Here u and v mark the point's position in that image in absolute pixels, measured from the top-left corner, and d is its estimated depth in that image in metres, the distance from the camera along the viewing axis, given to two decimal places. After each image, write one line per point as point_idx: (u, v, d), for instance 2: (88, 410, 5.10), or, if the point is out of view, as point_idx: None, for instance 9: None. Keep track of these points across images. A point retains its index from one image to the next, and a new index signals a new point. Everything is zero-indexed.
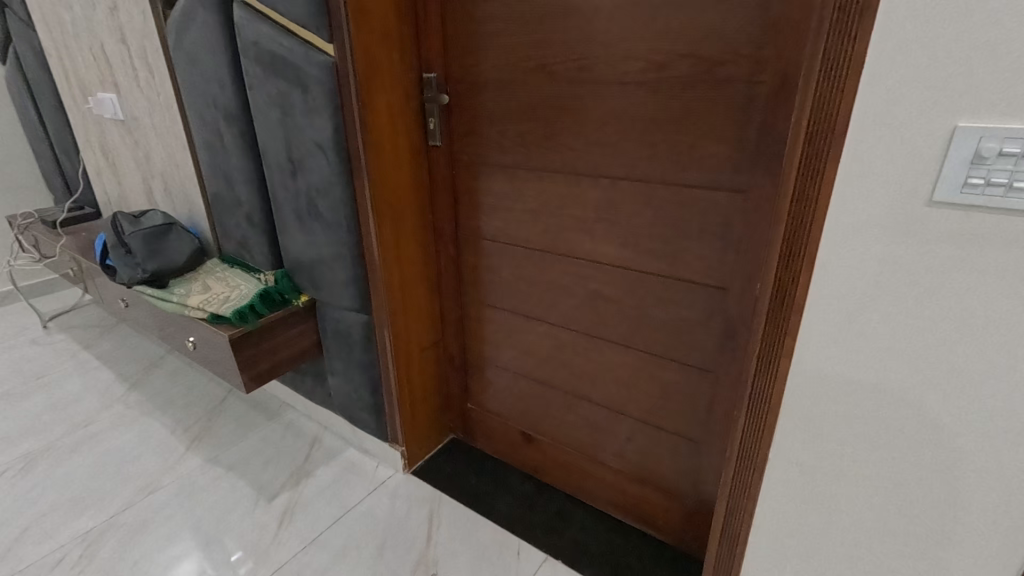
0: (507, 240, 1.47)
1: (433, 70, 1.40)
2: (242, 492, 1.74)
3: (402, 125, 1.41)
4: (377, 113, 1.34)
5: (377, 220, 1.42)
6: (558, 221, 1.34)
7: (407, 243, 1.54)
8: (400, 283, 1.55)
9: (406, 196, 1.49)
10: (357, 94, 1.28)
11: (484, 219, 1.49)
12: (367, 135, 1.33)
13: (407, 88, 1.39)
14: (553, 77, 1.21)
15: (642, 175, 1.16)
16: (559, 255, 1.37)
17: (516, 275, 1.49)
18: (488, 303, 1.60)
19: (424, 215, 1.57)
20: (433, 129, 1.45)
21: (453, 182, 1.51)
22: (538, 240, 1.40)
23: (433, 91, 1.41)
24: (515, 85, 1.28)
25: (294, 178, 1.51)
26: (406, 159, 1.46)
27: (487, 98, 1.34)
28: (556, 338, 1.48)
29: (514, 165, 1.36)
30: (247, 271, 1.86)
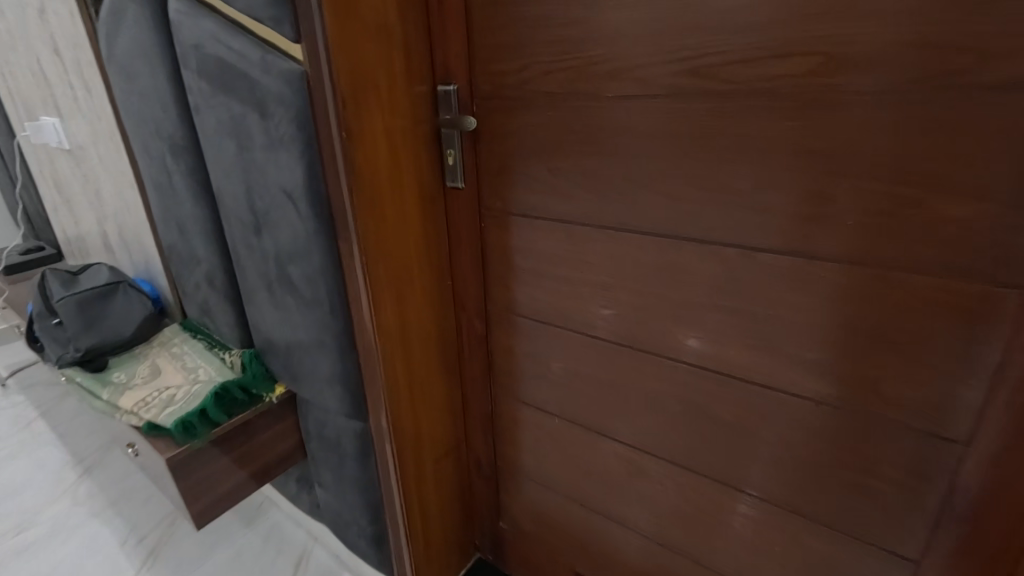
0: (562, 325, 1.02)
1: (452, 82, 0.95)
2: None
3: (407, 160, 0.96)
4: (371, 146, 0.90)
5: (374, 298, 0.98)
6: (646, 304, 0.89)
7: (417, 323, 1.09)
8: (408, 379, 1.10)
9: (415, 258, 1.04)
10: (339, 119, 0.84)
11: (526, 294, 1.04)
12: (357, 179, 0.89)
13: (415, 108, 0.95)
14: (643, 87, 0.76)
15: (804, 246, 0.71)
16: (646, 352, 0.93)
17: (573, 373, 1.04)
18: (531, 403, 1.14)
19: (441, 284, 1.12)
20: (453, 166, 1.01)
21: (481, 238, 1.06)
22: (612, 328, 0.95)
23: (452, 113, 0.97)
24: (578, 102, 0.83)
25: (258, 234, 1.07)
26: (416, 209, 1.01)
27: (536, 122, 0.89)
28: (634, 461, 1.04)
29: (575, 221, 0.91)
30: (211, 348, 1.43)
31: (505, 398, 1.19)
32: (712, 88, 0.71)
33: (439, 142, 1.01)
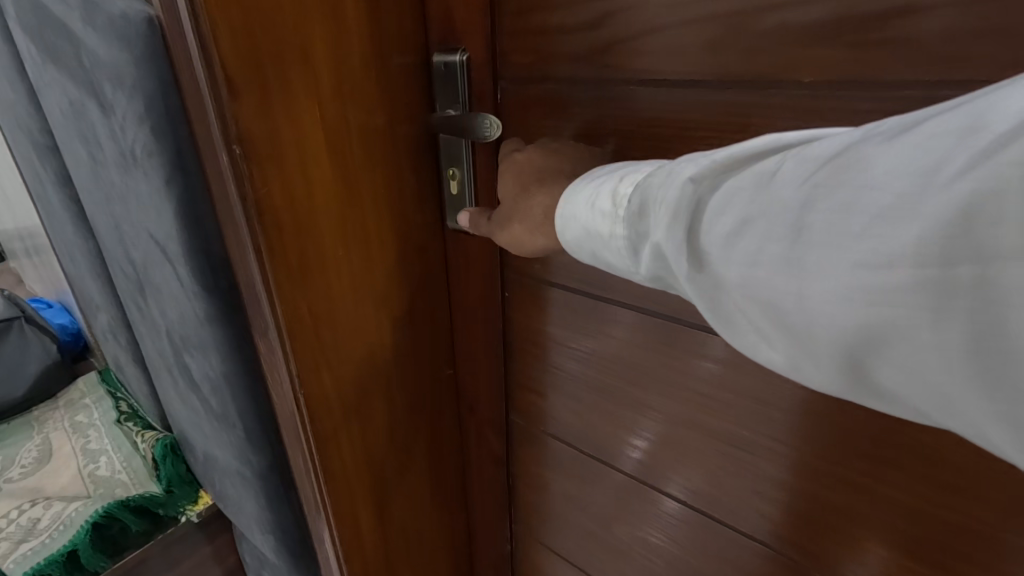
0: (632, 461, 0.64)
1: (462, 49, 0.51)
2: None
3: (374, 187, 0.53)
4: (301, 172, 0.47)
5: (314, 429, 0.57)
6: (798, 467, 0.52)
7: (398, 442, 0.68)
8: (382, 523, 0.70)
9: (393, 346, 0.62)
10: (225, 121, 0.41)
11: (577, 405, 0.66)
12: (271, 236, 0.46)
13: (390, 100, 0.52)
14: (889, 73, 0.35)
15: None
16: (782, 531, 0.57)
17: (645, 527, 0.68)
18: (578, 552, 0.76)
19: (437, 381, 0.70)
20: (459, 200, 0.58)
21: (507, 312, 0.65)
22: (726, 485, 0.58)
23: (461, 106, 0.53)
24: (720, 103, 0.42)
25: (142, 294, 0.66)
26: (391, 275, 0.59)
27: (619, 138, 0.47)
28: None
29: (676, 318, 0.53)
30: (125, 422, 1.04)
31: (530, 538, 0.80)
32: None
33: (435, 156, 0.58)
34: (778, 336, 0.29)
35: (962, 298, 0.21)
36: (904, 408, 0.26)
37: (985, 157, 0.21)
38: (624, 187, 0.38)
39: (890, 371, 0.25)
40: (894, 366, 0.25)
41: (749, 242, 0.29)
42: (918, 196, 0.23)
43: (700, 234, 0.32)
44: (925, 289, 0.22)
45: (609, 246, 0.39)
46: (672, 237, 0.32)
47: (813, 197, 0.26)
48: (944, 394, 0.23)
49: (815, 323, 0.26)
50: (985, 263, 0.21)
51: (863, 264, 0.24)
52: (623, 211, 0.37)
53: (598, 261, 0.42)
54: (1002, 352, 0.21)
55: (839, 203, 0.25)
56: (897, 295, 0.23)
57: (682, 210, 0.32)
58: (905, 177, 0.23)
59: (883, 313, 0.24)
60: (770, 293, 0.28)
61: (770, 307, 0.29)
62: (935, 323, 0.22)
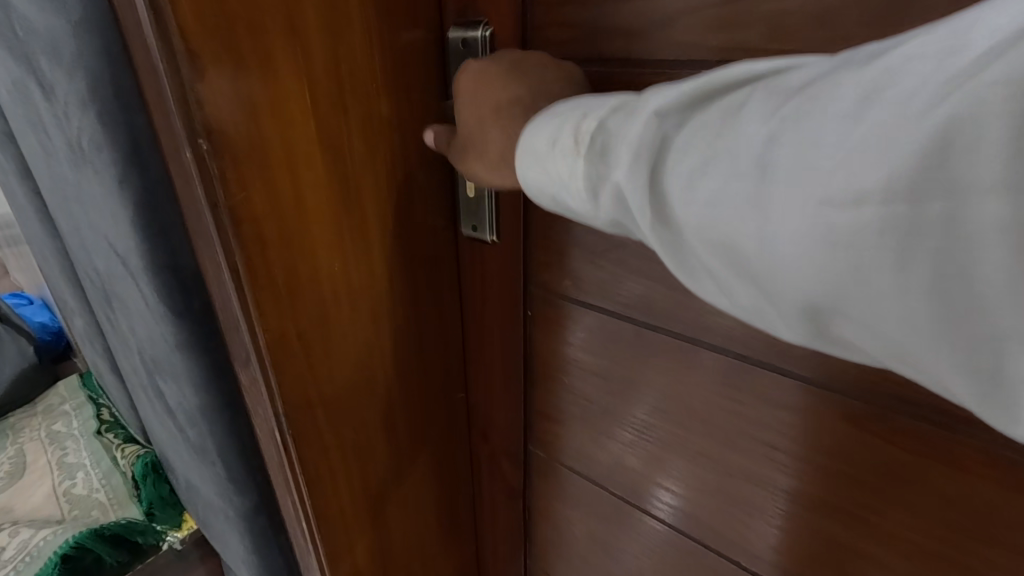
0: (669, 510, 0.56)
1: (485, 20, 0.42)
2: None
3: (375, 189, 0.44)
4: (289, 176, 0.38)
5: (308, 477, 0.48)
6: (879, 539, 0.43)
7: (402, 476, 0.59)
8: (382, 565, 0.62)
9: (397, 372, 0.54)
10: (189, 115, 0.32)
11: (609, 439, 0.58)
12: (253, 255, 0.38)
13: (399, 86, 0.43)
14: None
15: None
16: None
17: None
18: None
19: (447, 407, 0.62)
20: (478, 203, 0.50)
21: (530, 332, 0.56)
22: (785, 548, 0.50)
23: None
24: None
25: (109, 305, 0.57)
26: (398, 292, 0.50)
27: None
28: None
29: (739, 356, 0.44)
30: (106, 432, 0.95)
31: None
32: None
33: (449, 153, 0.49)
34: (737, 282, 0.26)
35: (936, 234, 0.20)
36: (850, 350, 0.25)
37: (965, 78, 0.19)
38: (586, 122, 0.31)
39: (857, 319, 0.23)
40: (861, 313, 0.22)
41: (713, 181, 0.26)
42: (890, 122, 0.21)
43: (662, 174, 0.28)
44: (898, 226, 0.20)
45: (565, 190, 0.33)
46: (633, 178, 0.28)
47: (782, 131, 0.24)
48: (903, 344, 0.22)
49: (785, 271, 0.24)
50: (963, 198, 0.19)
51: (833, 199, 0.22)
52: (583, 151, 0.31)
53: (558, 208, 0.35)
54: (971, 293, 0.20)
55: (805, 134, 0.23)
56: (867, 235, 0.21)
57: (647, 146, 0.28)
58: (877, 105, 0.21)
59: (853, 253, 0.22)
60: (735, 238, 0.25)
61: (732, 254, 0.26)
62: (899, 265, 0.21)
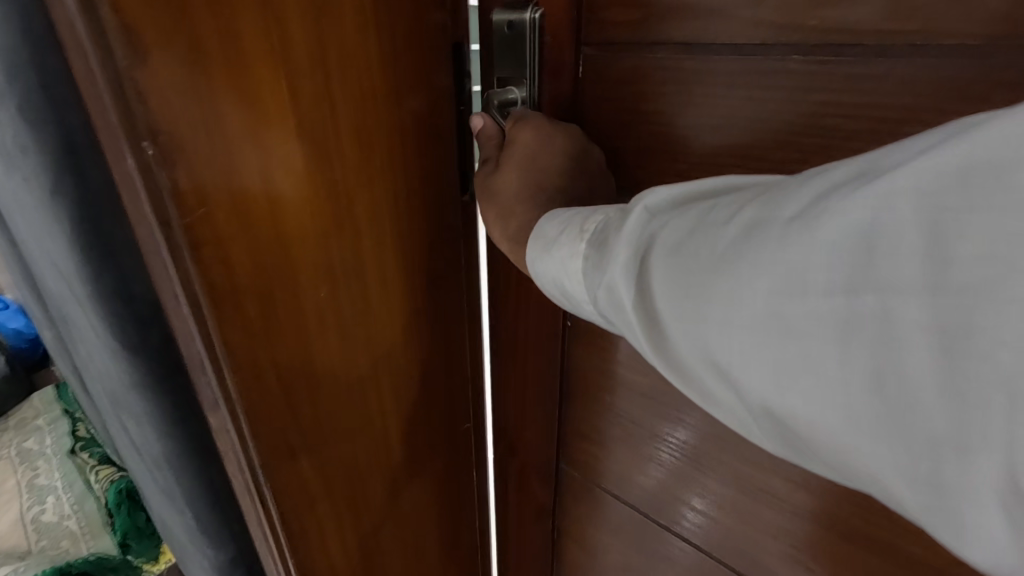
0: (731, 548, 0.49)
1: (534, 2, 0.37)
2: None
3: (372, 192, 0.37)
4: (261, 185, 0.31)
5: (291, 536, 0.41)
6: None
7: (401, 518, 0.52)
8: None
9: (397, 403, 0.47)
10: (125, 104, 0.25)
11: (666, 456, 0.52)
12: (216, 284, 0.30)
13: (404, 76, 0.36)
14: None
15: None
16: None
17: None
18: None
19: (453, 439, 0.55)
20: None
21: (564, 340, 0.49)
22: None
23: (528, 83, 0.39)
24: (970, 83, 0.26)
25: (65, 327, 0.51)
26: (399, 316, 0.43)
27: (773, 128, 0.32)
28: None
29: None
30: (80, 451, 0.87)
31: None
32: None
33: (462, 154, 0.44)
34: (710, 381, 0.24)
35: (892, 339, 0.19)
36: (822, 466, 0.22)
37: (934, 182, 0.18)
38: (591, 220, 0.30)
39: (816, 426, 0.21)
40: (820, 417, 0.20)
41: (688, 276, 0.24)
42: (862, 220, 0.19)
43: (647, 266, 0.26)
44: (856, 342, 0.19)
45: (568, 278, 0.30)
46: (621, 272, 0.27)
47: (756, 230, 0.22)
48: (857, 460, 0.20)
49: (746, 375, 0.22)
50: (916, 305, 0.18)
51: (795, 298, 0.21)
52: (584, 242, 0.30)
53: (566, 301, 0.32)
54: (922, 405, 0.18)
55: (777, 236, 0.21)
56: (830, 337, 0.20)
57: (637, 240, 0.27)
58: (850, 205, 0.20)
59: (816, 376, 0.20)
60: (700, 336, 0.24)
61: (702, 353, 0.24)
62: (856, 370, 0.19)
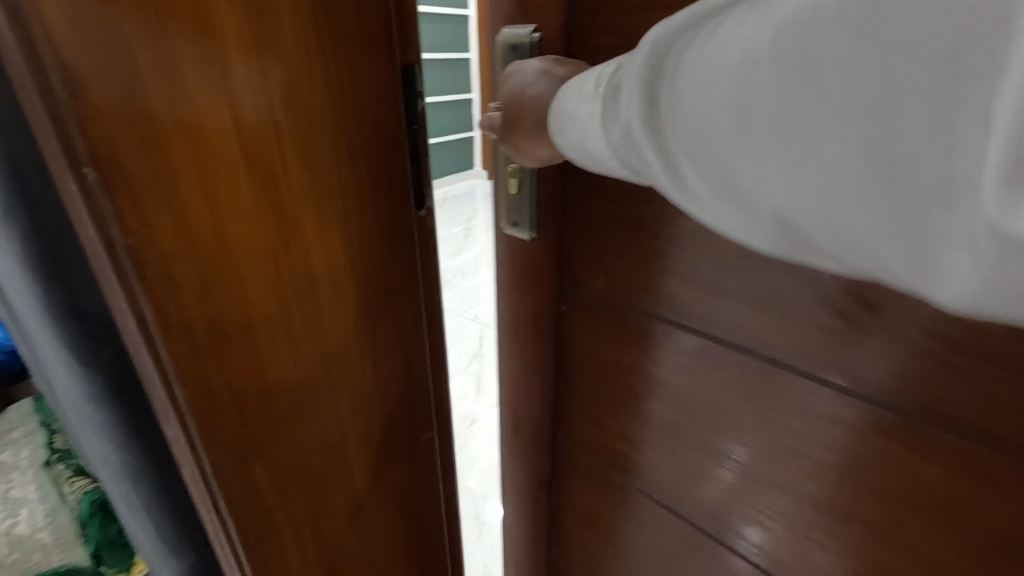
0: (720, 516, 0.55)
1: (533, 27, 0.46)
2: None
3: (325, 208, 0.39)
4: (202, 199, 0.32)
5: (243, 541, 0.42)
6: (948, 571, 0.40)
7: (363, 522, 0.53)
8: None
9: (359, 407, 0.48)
10: (60, 120, 0.26)
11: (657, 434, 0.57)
12: (159, 295, 0.31)
13: (353, 100, 0.38)
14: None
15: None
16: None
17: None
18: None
19: (415, 449, 0.56)
20: (520, 199, 0.54)
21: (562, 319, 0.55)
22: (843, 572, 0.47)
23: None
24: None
25: None
26: (353, 329, 0.44)
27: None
28: None
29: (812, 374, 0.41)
30: (55, 462, 0.84)
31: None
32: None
33: (417, 174, 0.46)
34: (718, 196, 0.25)
35: (919, 126, 0.17)
36: (831, 263, 0.23)
37: None
38: (618, 63, 0.30)
39: (820, 224, 0.21)
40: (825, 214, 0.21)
41: (704, 100, 0.24)
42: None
43: (655, 103, 0.27)
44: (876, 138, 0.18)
45: (587, 130, 0.34)
46: (631, 106, 0.28)
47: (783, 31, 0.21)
48: (868, 252, 0.20)
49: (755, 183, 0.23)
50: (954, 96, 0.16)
51: (816, 100, 0.20)
52: (607, 85, 0.31)
53: (587, 155, 0.35)
54: (924, 194, 0.18)
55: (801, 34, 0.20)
56: (839, 133, 0.19)
57: (648, 73, 0.27)
58: None
59: (832, 175, 0.20)
60: (711, 153, 0.24)
61: (712, 167, 0.25)
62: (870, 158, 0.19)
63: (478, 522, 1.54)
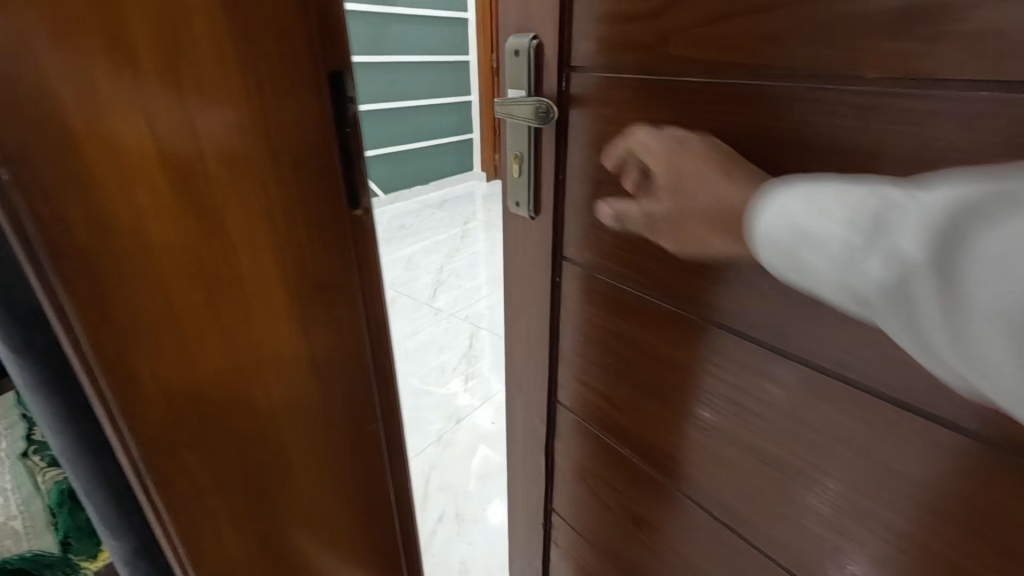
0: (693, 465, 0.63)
1: (532, 35, 0.59)
2: (490, 552, 1.46)
3: (243, 204, 0.40)
4: (120, 194, 0.34)
5: (174, 519, 0.44)
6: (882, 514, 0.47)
7: (304, 507, 0.55)
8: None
9: (293, 399, 0.50)
10: None
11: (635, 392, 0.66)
12: (78, 284, 0.34)
13: (277, 107, 0.40)
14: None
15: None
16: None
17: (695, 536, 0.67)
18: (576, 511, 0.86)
19: (359, 441, 0.58)
20: (520, 184, 0.67)
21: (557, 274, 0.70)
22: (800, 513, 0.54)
23: (528, 90, 0.61)
24: (796, 81, 0.41)
25: None
26: (285, 323, 0.47)
27: (682, 102, 0.48)
28: None
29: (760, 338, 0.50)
30: None
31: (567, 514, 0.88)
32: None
33: (352, 175, 0.48)
34: (903, 336, 0.30)
35: None
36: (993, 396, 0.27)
37: None
38: (778, 202, 0.35)
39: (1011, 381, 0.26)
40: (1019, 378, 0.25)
41: (916, 289, 0.28)
42: None
43: (852, 260, 0.31)
44: None
45: (764, 243, 0.36)
46: (843, 235, 0.31)
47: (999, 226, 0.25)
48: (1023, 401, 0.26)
49: (950, 337, 0.27)
50: None
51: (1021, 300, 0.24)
52: (779, 219, 0.35)
53: (798, 277, 0.35)
54: None
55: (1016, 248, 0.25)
56: None
57: (861, 213, 0.31)
58: None
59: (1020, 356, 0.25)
60: (915, 305, 0.29)
61: (912, 318, 0.29)
62: None
63: (459, 520, 1.55)
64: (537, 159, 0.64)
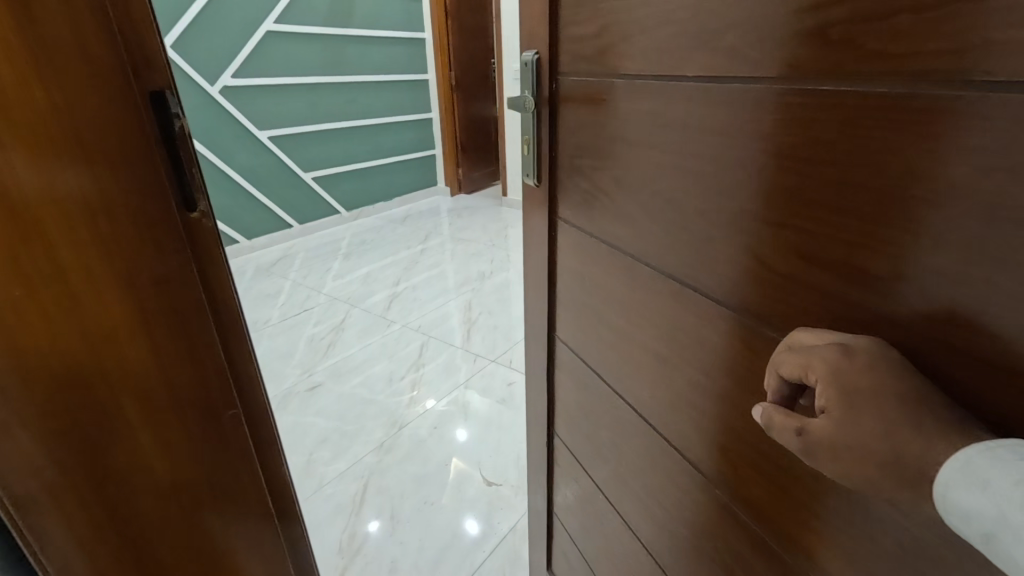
0: (620, 378, 0.79)
1: (536, 51, 0.79)
2: (423, 541, 1.53)
3: (58, 204, 0.46)
4: None
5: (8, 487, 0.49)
6: (718, 414, 0.60)
7: (162, 484, 0.60)
8: (159, 557, 0.62)
9: (138, 380, 0.55)
10: None
11: (592, 319, 0.83)
12: None
13: (94, 119, 0.47)
14: (817, 71, 0.41)
15: (922, 457, 0.33)
16: (714, 474, 0.64)
17: (628, 449, 0.81)
18: (560, 431, 1.05)
19: (218, 425, 0.64)
20: (528, 158, 0.87)
21: (552, 233, 0.89)
22: (679, 423, 0.68)
23: (530, 90, 0.81)
24: (1014, 91, 0.30)
25: None
26: (122, 313, 0.53)
27: (756, 110, 0.47)
28: (626, 534, 0.88)
29: (651, 263, 0.65)
30: None
31: (561, 447, 1.06)
32: (892, 67, 0.36)
33: (184, 182, 0.55)
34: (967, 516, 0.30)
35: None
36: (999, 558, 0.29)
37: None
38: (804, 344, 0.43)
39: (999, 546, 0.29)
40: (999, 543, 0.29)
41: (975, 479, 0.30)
42: None
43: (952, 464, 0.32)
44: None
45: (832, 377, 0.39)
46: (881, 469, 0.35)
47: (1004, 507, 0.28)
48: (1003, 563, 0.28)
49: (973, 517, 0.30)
50: None
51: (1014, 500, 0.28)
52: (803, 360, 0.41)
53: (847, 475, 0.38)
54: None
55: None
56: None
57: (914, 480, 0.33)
58: None
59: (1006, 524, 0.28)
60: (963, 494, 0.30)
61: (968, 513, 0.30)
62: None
63: (393, 519, 1.60)
64: (538, 138, 0.84)
